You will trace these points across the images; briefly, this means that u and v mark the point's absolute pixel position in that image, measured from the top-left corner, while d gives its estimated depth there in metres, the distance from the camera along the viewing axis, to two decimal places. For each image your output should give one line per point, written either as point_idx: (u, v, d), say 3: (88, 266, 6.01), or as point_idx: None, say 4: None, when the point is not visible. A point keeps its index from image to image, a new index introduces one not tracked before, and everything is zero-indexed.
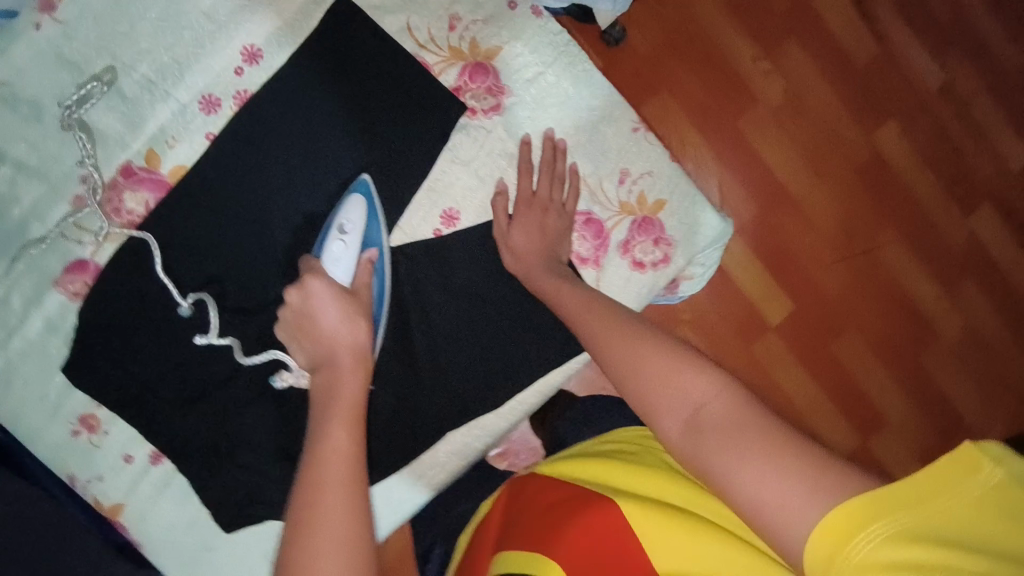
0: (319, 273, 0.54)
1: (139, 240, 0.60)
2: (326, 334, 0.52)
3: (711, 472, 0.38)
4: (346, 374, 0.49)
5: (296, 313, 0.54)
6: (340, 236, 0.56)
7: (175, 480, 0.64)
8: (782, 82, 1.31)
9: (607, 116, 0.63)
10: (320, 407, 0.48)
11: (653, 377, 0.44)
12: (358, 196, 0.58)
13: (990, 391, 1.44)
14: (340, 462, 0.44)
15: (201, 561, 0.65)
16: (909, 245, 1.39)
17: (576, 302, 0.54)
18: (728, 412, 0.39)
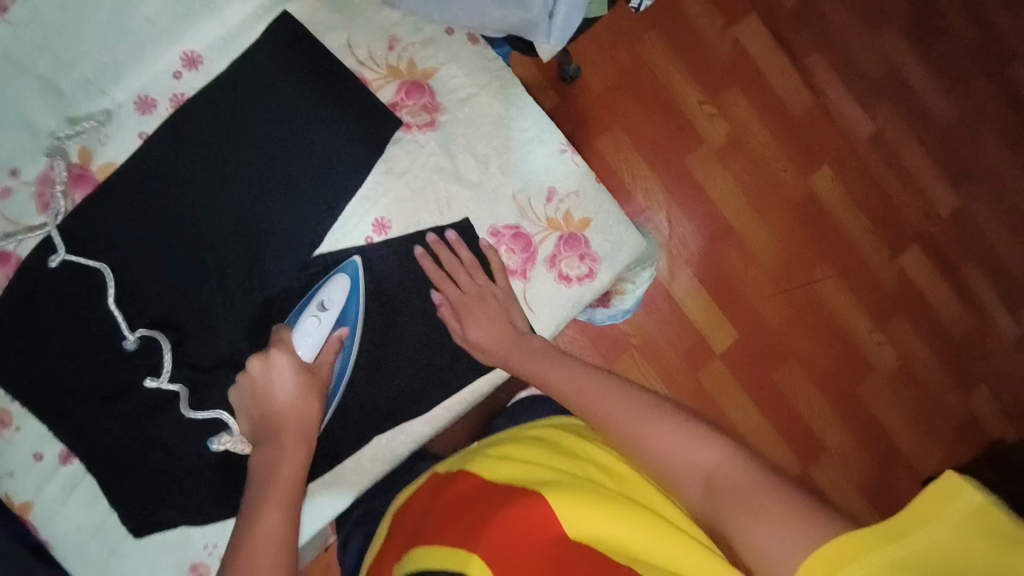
0: (287, 349, 0.59)
1: (92, 268, 0.61)
2: (279, 409, 0.58)
3: (727, 527, 0.46)
4: (290, 453, 0.57)
5: (254, 383, 0.59)
6: (315, 313, 0.60)
7: (85, 481, 0.62)
8: (726, 126, 1.42)
9: (535, 138, 0.68)
10: (261, 478, 0.56)
11: (665, 445, 0.53)
12: (344, 276, 0.62)
13: (927, 424, 1.48)
14: (274, 545, 0.52)
15: (108, 568, 0.62)
16: (844, 281, 1.47)
17: (542, 367, 0.63)
18: (735, 474, 0.48)
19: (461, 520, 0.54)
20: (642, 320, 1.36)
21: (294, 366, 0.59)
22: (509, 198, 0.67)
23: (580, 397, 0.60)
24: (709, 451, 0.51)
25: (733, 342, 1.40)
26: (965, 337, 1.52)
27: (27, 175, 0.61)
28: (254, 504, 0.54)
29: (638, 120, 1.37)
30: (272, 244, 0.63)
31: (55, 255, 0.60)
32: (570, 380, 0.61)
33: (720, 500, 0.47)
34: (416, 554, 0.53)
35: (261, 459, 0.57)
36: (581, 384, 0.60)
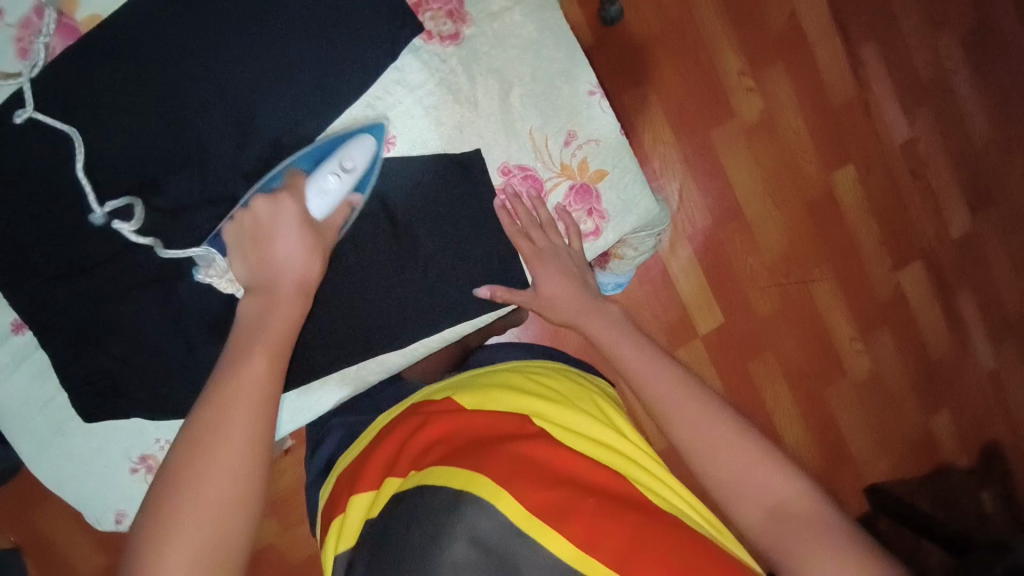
0: (297, 196, 0.55)
1: (63, 134, 0.55)
2: (282, 254, 0.54)
3: (781, 556, 0.49)
4: (284, 306, 0.52)
5: (257, 221, 0.54)
6: (337, 169, 0.56)
7: (35, 355, 0.60)
8: (761, 103, 1.35)
9: (564, 72, 0.62)
10: (248, 329, 0.51)
11: (734, 462, 0.53)
12: (368, 137, 0.57)
13: (886, 438, 1.50)
14: (254, 388, 0.48)
15: (53, 445, 0.61)
16: (839, 284, 1.45)
17: (609, 343, 0.63)
18: (810, 514, 0.50)
19: (470, 448, 0.54)
20: (633, 290, 1.34)
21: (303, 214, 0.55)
22: (525, 135, 0.62)
23: (643, 383, 0.59)
24: (782, 478, 0.52)
25: (718, 326, 1.38)
26: (941, 361, 1.53)
27: (8, 17, 0.56)
28: (236, 347, 0.50)
29: (672, 79, 1.29)
30: (262, 137, 0.57)
31: (21, 111, 0.55)
32: (632, 363, 0.60)
33: (783, 532, 0.50)
34: (431, 469, 0.52)
35: (249, 309, 0.53)
36: (647, 376, 0.59)
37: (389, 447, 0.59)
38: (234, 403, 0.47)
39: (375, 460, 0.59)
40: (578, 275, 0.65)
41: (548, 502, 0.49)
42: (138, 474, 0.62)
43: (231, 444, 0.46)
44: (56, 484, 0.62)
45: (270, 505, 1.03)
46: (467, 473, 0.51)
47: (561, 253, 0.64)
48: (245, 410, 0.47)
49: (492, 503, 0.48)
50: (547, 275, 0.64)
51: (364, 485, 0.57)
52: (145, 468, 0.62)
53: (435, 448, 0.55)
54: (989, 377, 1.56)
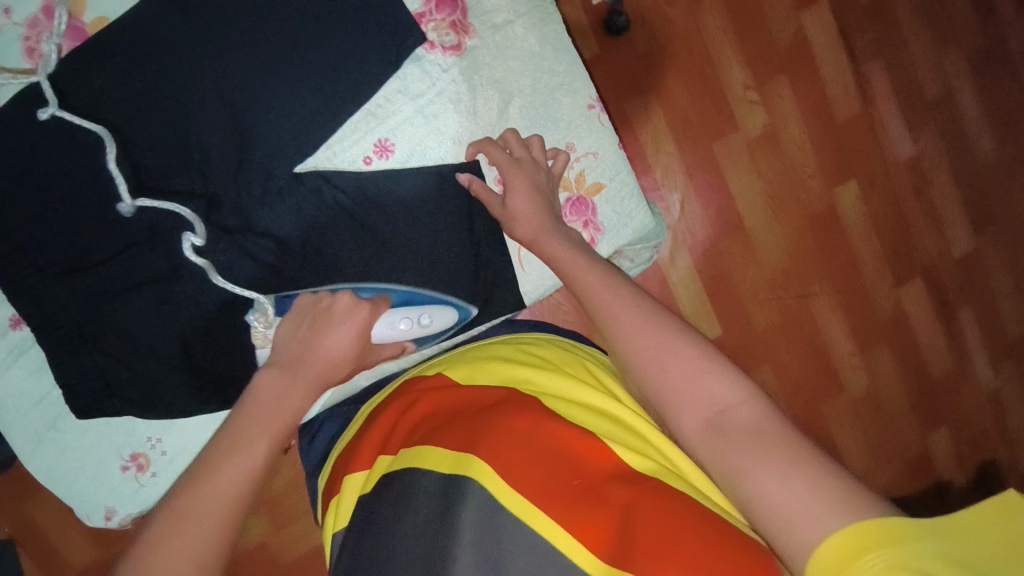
0: (375, 311, 0.58)
1: (91, 133, 0.56)
2: (324, 344, 0.55)
3: (724, 470, 0.46)
4: (298, 391, 0.54)
5: (319, 308, 0.56)
6: (414, 318, 0.60)
7: (31, 351, 0.60)
8: (765, 116, 1.35)
9: (564, 86, 0.62)
10: (257, 405, 0.52)
11: (681, 372, 0.49)
12: (452, 309, 0.61)
13: (883, 454, 1.50)
14: (238, 482, 0.48)
15: (46, 441, 0.61)
16: (839, 299, 1.45)
17: (560, 252, 0.57)
18: (756, 424, 0.46)
19: (460, 425, 0.55)
20: None
21: (364, 326, 0.57)
22: None
23: (595, 299, 0.54)
24: (731, 388, 0.48)
25: (716, 337, 1.39)
26: (940, 378, 1.53)
27: (18, 17, 0.58)
28: (244, 429, 0.50)
29: (676, 91, 1.30)
30: (262, 142, 0.58)
31: (45, 109, 0.55)
32: (582, 273, 0.56)
33: (721, 442, 0.46)
34: (419, 451, 0.53)
35: (263, 384, 0.53)
36: (597, 292, 0.55)
37: (381, 428, 0.60)
38: (224, 492, 0.47)
39: (369, 440, 0.59)
40: (547, 193, 0.60)
41: (530, 480, 0.49)
42: (129, 473, 0.63)
43: (206, 536, 0.46)
44: (48, 479, 0.62)
45: (265, 504, 1.03)
46: (451, 453, 0.52)
47: (522, 166, 0.59)
48: (232, 501, 0.47)
49: (473, 479, 0.49)
50: (513, 183, 0.59)
51: (358, 465, 0.58)
52: (135, 467, 0.62)
53: (423, 425, 0.57)
54: (988, 395, 1.56)
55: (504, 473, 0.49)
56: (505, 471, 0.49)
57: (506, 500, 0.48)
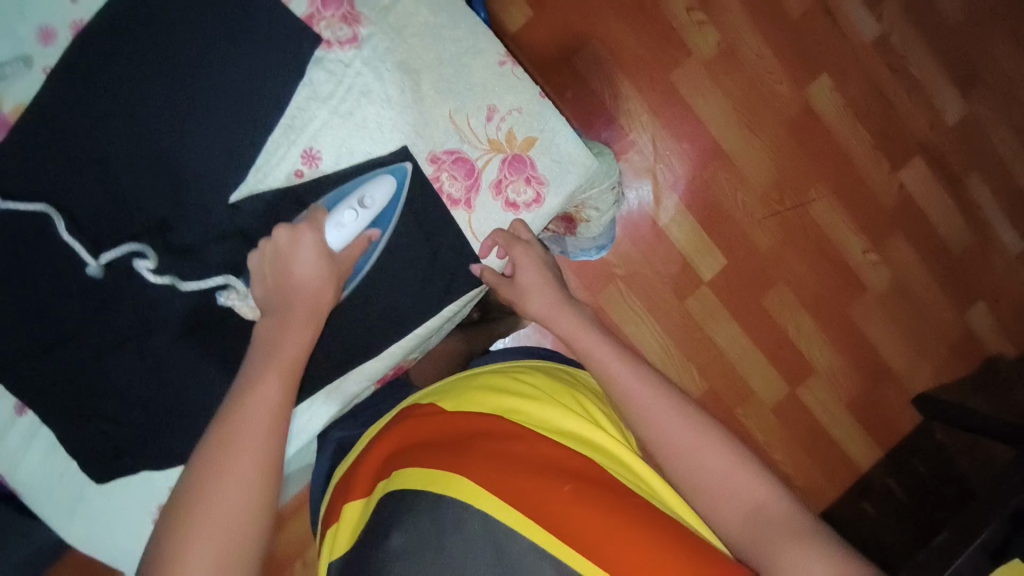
0: (317, 228, 0.58)
1: (41, 212, 0.58)
2: (294, 274, 0.56)
3: (761, 561, 0.49)
4: (295, 329, 0.55)
5: (279, 251, 0.57)
6: (355, 206, 0.58)
7: (41, 431, 0.63)
8: (715, 34, 1.32)
9: (470, 50, 0.62)
10: (264, 348, 0.54)
11: (711, 469, 0.53)
12: (390, 178, 0.60)
13: (923, 344, 1.45)
14: (267, 411, 0.51)
15: (80, 511, 0.64)
16: (839, 199, 1.40)
17: (578, 335, 0.62)
18: (786, 518, 0.50)
19: (452, 446, 0.55)
20: (628, 252, 1.33)
21: (320, 245, 0.57)
22: (445, 119, 0.62)
23: (625, 394, 0.57)
24: (758, 483, 0.52)
25: (722, 269, 1.36)
26: (965, 254, 1.47)
27: None
28: (258, 367, 0.53)
29: (619, 33, 1.28)
30: (194, 182, 0.59)
31: None
32: (603, 359, 0.60)
33: (756, 537, 0.50)
34: (413, 472, 0.54)
35: (264, 330, 0.56)
36: (626, 382, 0.58)
37: (373, 457, 0.61)
38: (245, 426, 0.49)
39: (365, 465, 0.60)
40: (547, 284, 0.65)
41: (523, 495, 0.51)
42: None
43: (244, 466, 0.48)
44: (88, 547, 0.64)
45: None
46: (443, 473, 0.53)
47: (529, 246, 0.63)
48: (259, 432, 0.50)
49: (469, 503, 0.51)
50: (519, 266, 0.63)
51: (355, 492, 0.60)
52: None
53: (413, 448, 0.57)
54: (1023, 260, 1.48)
55: (499, 492, 0.51)
56: (502, 490, 0.51)
57: (507, 520, 0.50)
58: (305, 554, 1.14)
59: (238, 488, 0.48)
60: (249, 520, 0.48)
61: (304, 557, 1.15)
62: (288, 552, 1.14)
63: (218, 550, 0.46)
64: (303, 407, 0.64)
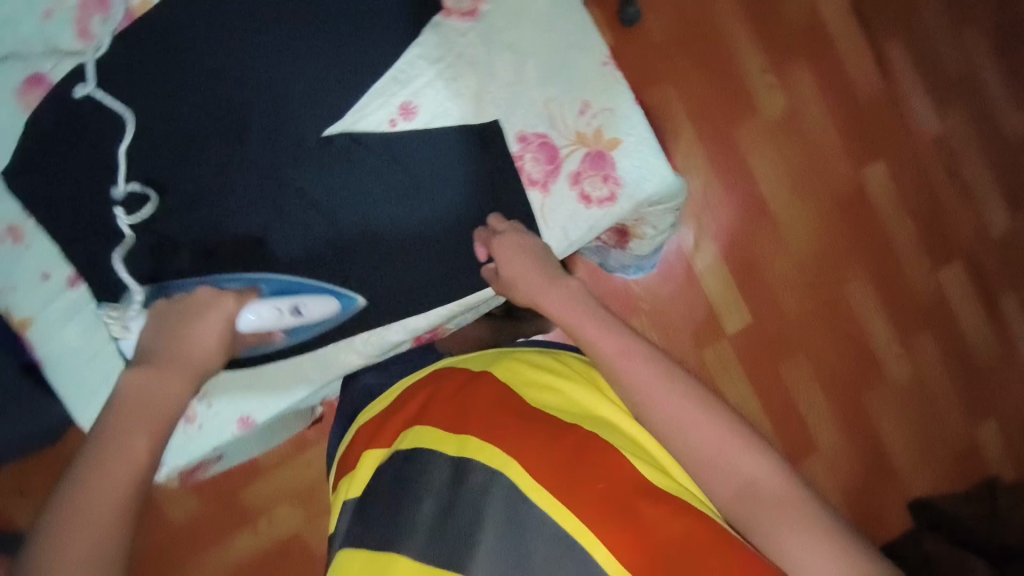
0: (238, 303, 0.57)
1: (116, 119, 0.60)
2: (194, 336, 0.55)
3: (758, 537, 0.50)
4: (172, 386, 0.53)
5: (187, 304, 0.56)
6: (285, 308, 0.59)
7: (85, 308, 0.61)
8: (783, 99, 1.35)
9: (578, 46, 0.65)
10: (134, 400, 0.51)
11: (718, 453, 0.52)
12: (334, 301, 0.61)
13: (930, 447, 1.43)
14: (127, 473, 0.49)
15: (95, 393, 0.61)
16: (872, 283, 1.41)
17: (571, 315, 0.59)
18: (786, 496, 0.50)
19: (483, 417, 0.58)
20: (656, 287, 1.33)
21: (231, 317, 0.57)
22: (540, 105, 0.64)
23: (636, 389, 0.55)
24: (765, 464, 0.52)
25: (746, 325, 1.36)
26: (986, 366, 1.46)
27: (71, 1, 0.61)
28: (122, 423, 0.50)
29: (692, 77, 1.32)
30: (295, 108, 0.62)
31: (85, 87, 0.60)
32: (597, 339, 0.57)
33: (748, 511, 0.51)
34: (447, 436, 0.58)
35: (136, 381, 0.52)
36: (633, 372, 0.55)
37: (401, 411, 0.64)
38: (102, 492, 0.47)
39: (393, 420, 0.63)
40: (541, 256, 0.60)
41: (552, 474, 0.52)
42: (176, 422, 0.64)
43: (89, 547, 0.46)
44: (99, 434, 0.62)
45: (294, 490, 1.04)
46: (476, 442, 0.56)
47: (506, 234, 0.60)
48: (101, 509, 0.47)
49: (501, 471, 0.53)
50: (499, 251, 0.60)
51: (378, 441, 0.63)
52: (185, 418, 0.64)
53: (442, 412, 0.60)
54: None
55: (528, 465, 0.53)
56: (529, 463, 0.53)
57: (534, 497, 0.51)
58: (273, 512, 1.12)
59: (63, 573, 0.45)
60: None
61: (274, 517, 1.13)
62: (258, 506, 1.12)
63: None
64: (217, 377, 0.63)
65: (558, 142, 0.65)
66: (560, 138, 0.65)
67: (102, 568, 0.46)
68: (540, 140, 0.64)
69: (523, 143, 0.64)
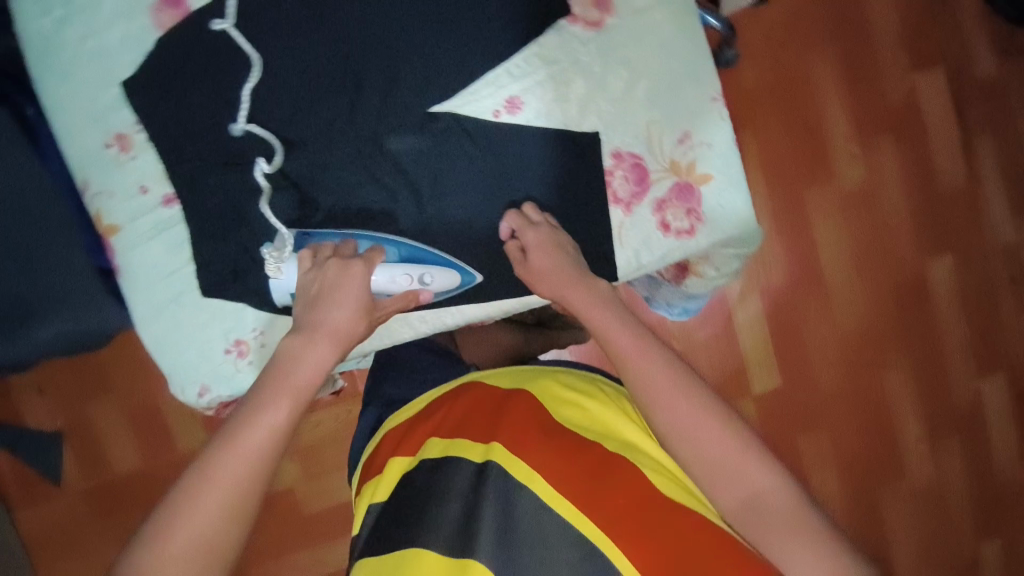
0: (369, 270, 0.59)
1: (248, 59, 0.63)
2: (342, 309, 0.57)
3: (758, 544, 0.51)
4: (317, 352, 0.56)
5: (328, 274, 0.58)
6: (415, 275, 0.62)
7: (173, 227, 0.64)
8: (862, 172, 1.32)
9: (692, 77, 0.65)
10: (283, 365, 0.55)
11: (723, 461, 0.52)
12: (457, 275, 0.63)
13: (935, 556, 1.38)
14: (269, 435, 0.52)
15: (165, 312, 0.64)
16: (912, 376, 1.37)
17: (594, 314, 0.59)
18: (789, 507, 0.51)
19: (514, 427, 0.57)
20: (693, 330, 1.31)
21: (365, 280, 0.59)
22: (641, 126, 0.65)
23: (665, 407, 0.54)
24: (767, 471, 0.52)
25: (775, 388, 1.34)
26: (1012, 488, 1.40)
27: None
28: (270, 389, 0.54)
29: (775, 131, 1.30)
30: (409, 81, 0.63)
31: (221, 22, 0.62)
32: (617, 336, 0.58)
33: (759, 521, 0.51)
34: (475, 448, 0.57)
35: (293, 346, 0.56)
36: (656, 381, 0.55)
37: (431, 420, 0.63)
38: (246, 450, 0.51)
39: (421, 427, 0.62)
40: (569, 252, 0.62)
41: (584, 494, 0.51)
42: (229, 356, 0.64)
43: (229, 497, 0.50)
44: (156, 348, 0.64)
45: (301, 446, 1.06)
46: (500, 450, 0.55)
47: (539, 227, 0.62)
48: (236, 492, 0.50)
49: (521, 481, 0.53)
50: (530, 242, 0.62)
51: (403, 450, 0.61)
52: (236, 352, 0.64)
53: (474, 424, 0.59)
54: None
55: (559, 485, 0.52)
56: (560, 482, 0.52)
57: (566, 515, 0.50)
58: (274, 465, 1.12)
59: (212, 542, 0.49)
60: (229, 532, 0.50)
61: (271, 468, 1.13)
62: None
63: (198, 547, 0.49)
64: (269, 318, 0.64)
65: (651, 165, 0.65)
66: (654, 162, 0.65)
67: (238, 516, 0.50)
68: (633, 159, 0.65)
69: (614, 159, 0.65)
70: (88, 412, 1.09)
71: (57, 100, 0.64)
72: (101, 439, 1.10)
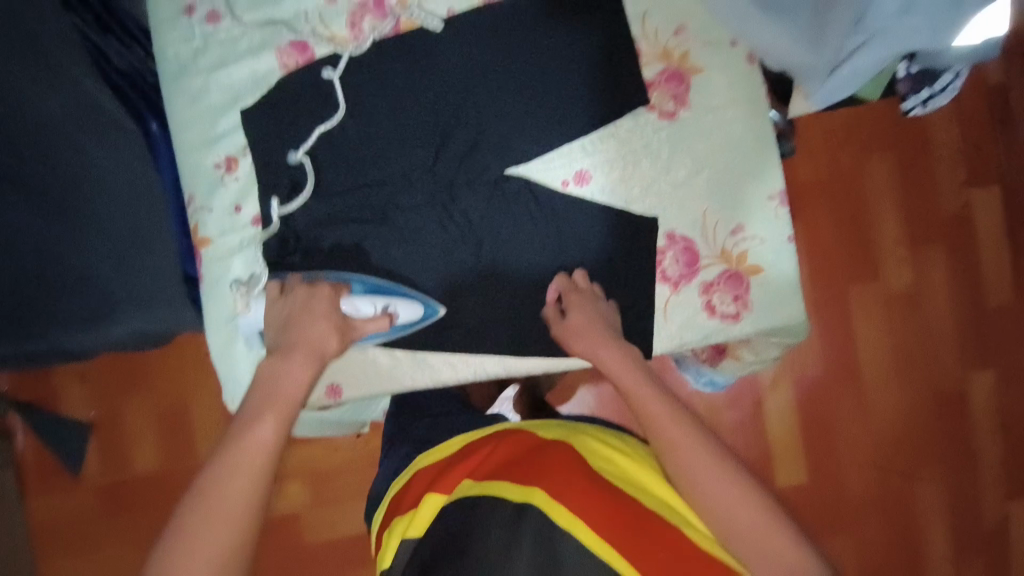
0: (338, 294, 0.64)
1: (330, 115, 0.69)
2: (311, 325, 0.61)
3: None
4: (293, 368, 0.59)
5: (299, 298, 0.63)
6: (379, 306, 0.66)
7: (255, 245, 0.70)
8: (911, 277, 1.31)
9: (755, 174, 0.69)
10: (266, 385, 0.58)
11: (762, 538, 0.52)
12: (420, 306, 0.68)
13: None
14: (259, 449, 0.54)
15: (234, 323, 0.69)
16: (946, 493, 1.31)
17: (631, 380, 0.61)
18: None
19: (555, 471, 0.57)
20: (721, 410, 1.30)
21: (334, 303, 0.63)
22: (698, 213, 0.69)
23: (702, 480, 0.55)
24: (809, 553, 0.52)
25: (799, 482, 1.30)
26: None
27: None
28: (257, 404, 0.56)
29: (826, 226, 1.31)
30: (492, 145, 0.68)
31: (331, 70, 0.69)
32: (650, 401, 0.59)
33: None
34: (515, 487, 0.57)
35: (267, 366, 0.59)
36: (694, 451, 0.56)
37: (467, 462, 0.63)
38: (242, 464, 0.53)
39: (457, 467, 0.63)
40: (607, 315, 0.65)
41: (631, 541, 0.51)
42: None
43: (230, 511, 0.51)
44: (218, 355, 0.69)
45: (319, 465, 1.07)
46: (541, 492, 0.55)
47: (581, 291, 0.66)
48: (242, 503, 0.51)
49: (568, 529, 0.52)
50: (571, 302, 0.65)
51: (439, 485, 0.62)
52: None
53: (512, 465, 0.60)
54: None
55: (603, 531, 0.52)
56: (604, 528, 0.52)
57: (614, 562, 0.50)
58: (288, 484, 1.13)
59: (227, 552, 0.50)
60: (233, 544, 0.50)
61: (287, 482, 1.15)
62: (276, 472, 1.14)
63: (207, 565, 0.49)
64: None
65: (704, 250, 0.68)
66: (707, 248, 0.68)
67: (241, 531, 0.51)
68: (685, 242, 0.68)
69: (669, 239, 0.69)
70: (125, 404, 1.14)
71: (178, 119, 0.71)
72: (133, 430, 1.14)
